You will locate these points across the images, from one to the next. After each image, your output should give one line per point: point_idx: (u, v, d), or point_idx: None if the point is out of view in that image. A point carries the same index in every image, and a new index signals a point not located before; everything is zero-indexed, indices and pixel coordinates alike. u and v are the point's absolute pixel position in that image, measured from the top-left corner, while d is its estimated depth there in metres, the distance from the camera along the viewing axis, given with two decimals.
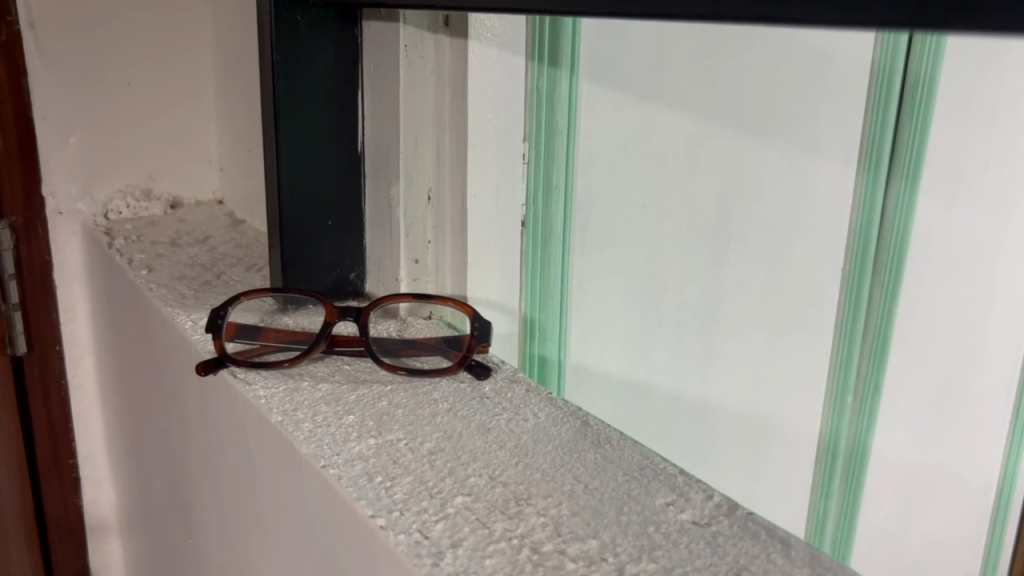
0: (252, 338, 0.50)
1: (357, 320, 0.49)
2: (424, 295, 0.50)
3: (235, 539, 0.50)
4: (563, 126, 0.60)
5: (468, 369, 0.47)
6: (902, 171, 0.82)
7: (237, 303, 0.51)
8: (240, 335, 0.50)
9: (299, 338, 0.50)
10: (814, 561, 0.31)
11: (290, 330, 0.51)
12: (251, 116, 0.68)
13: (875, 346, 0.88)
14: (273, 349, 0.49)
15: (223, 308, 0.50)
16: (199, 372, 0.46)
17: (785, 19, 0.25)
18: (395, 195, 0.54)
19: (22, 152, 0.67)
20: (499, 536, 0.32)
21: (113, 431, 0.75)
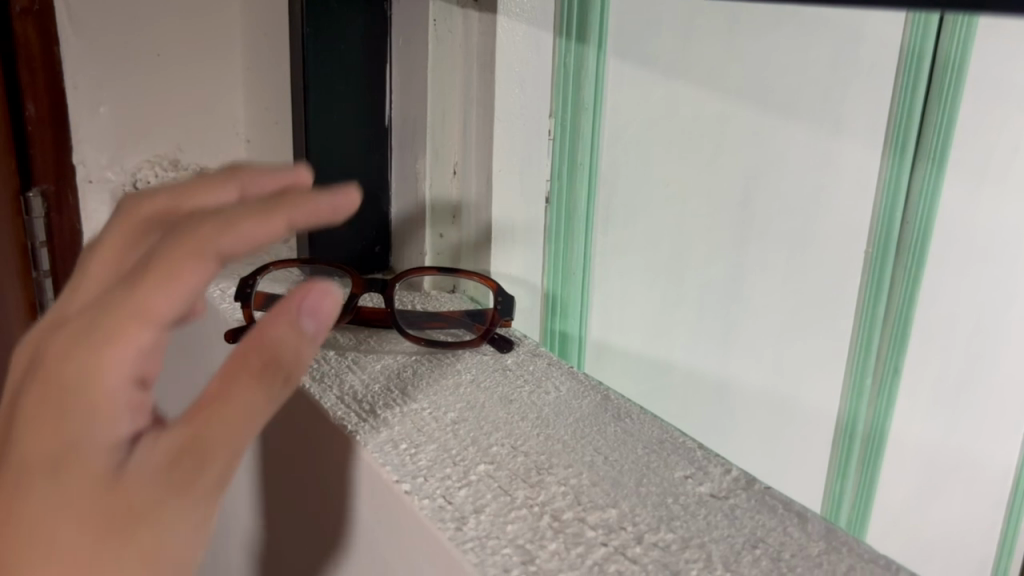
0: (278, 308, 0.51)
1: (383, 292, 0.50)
2: (447, 267, 0.51)
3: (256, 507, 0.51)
4: (590, 102, 0.60)
5: (491, 342, 0.48)
6: (929, 155, 0.81)
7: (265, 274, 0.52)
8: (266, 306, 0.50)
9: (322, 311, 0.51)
10: (830, 535, 0.32)
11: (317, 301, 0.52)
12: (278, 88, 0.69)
13: (896, 330, 0.88)
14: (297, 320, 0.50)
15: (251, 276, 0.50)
16: (226, 339, 0.47)
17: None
18: (421, 168, 0.55)
19: (54, 122, 0.66)
20: (521, 503, 0.33)
21: None
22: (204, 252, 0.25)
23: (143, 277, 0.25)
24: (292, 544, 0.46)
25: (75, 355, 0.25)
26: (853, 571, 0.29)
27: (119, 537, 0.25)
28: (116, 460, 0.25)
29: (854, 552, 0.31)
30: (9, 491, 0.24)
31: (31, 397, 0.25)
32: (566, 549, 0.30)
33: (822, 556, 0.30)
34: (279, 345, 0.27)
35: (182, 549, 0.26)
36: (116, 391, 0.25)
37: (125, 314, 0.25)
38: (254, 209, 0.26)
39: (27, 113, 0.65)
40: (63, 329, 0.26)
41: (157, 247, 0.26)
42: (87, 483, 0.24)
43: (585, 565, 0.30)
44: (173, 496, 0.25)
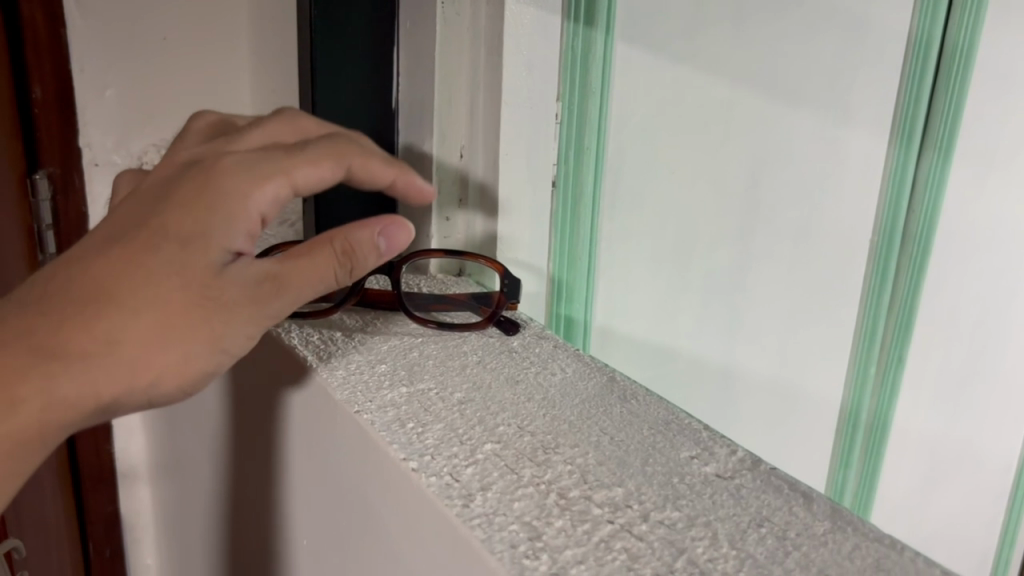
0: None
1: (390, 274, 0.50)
2: (453, 251, 0.51)
3: (267, 485, 0.52)
4: (597, 86, 0.60)
5: (498, 325, 0.48)
6: (935, 144, 0.81)
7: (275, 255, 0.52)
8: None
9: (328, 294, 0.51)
10: (835, 514, 0.32)
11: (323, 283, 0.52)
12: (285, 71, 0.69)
13: (901, 317, 0.87)
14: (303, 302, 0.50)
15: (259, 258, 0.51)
16: None
17: None
18: (428, 153, 0.54)
19: (62, 106, 0.66)
20: (527, 481, 0.33)
21: None
22: (342, 160, 0.37)
23: (296, 157, 0.36)
24: (301, 522, 0.47)
25: (228, 181, 0.35)
26: (858, 549, 0.30)
27: (206, 310, 0.35)
28: (225, 260, 0.35)
29: (859, 531, 0.31)
30: (149, 245, 0.34)
31: (186, 194, 0.35)
32: (572, 526, 0.31)
33: (827, 535, 0.30)
34: (360, 261, 0.37)
35: (232, 338, 0.36)
36: (247, 220, 0.35)
37: (269, 176, 0.35)
38: (387, 161, 0.39)
39: (35, 96, 0.64)
40: (221, 159, 0.36)
41: (309, 146, 0.37)
42: (199, 268, 0.34)
43: (592, 542, 0.30)
44: (250, 304, 0.35)
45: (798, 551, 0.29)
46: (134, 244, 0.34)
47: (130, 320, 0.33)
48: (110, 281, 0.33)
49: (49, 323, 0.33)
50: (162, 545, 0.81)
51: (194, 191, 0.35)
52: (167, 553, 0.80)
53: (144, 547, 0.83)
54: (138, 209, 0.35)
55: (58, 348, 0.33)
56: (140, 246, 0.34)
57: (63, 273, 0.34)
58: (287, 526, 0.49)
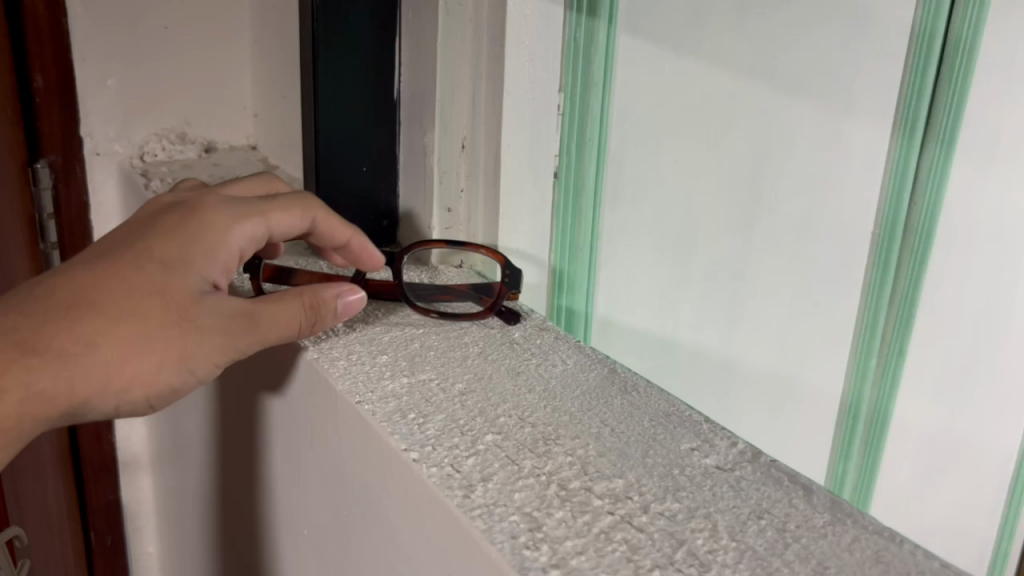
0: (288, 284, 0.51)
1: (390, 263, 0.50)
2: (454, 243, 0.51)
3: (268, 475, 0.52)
4: (600, 77, 0.60)
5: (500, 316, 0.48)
6: (937, 135, 0.81)
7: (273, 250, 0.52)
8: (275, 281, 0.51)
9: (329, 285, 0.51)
10: (834, 506, 0.32)
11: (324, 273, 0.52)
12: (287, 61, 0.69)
13: (902, 309, 0.87)
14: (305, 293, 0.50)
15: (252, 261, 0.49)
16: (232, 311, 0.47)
17: None
18: (430, 143, 0.55)
19: (64, 94, 0.66)
20: (528, 472, 0.33)
21: None
22: (309, 213, 0.44)
23: (272, 203, 0.43)
24: (302, 513, 0.47)
25: (212, 219, 0.41)
26: (857, 541, 0.30)
27: (184, 324, 0.38)
28: (206, 285, 0.40)
29: (859, 523, 0.31)
30: (136, 264, 0.38)
31: (171, 224, 0.40)
32: (572, 517, 0.31)
33: (826, 527, 0.30)
34: (321, 316, 0.42)
35: (205, 361, 0.39)
36: (226, 251, 0.41)
37: (247, 217, 0.42)
38: (341, 218, 0.46)
39: (37, 85, 0.64)
40: (203, 203, 0.42)
41: (281, 197, 0.44)
42: (182, 286, 0.38)
43: (592, 533, 0.30)
44: (225, 329, 0.39)
45: (797, 543, 0.30)
46: (123, 260, 0.38)
47: (111, 327, 0.36)
48: (106, 285, 0.37)
49: (38, 324, 0.36)
50: (162, 535, 0.81)
51: (177, 225, 0.40)
52: (167, 543, 0.80)
53: (145, 535, 0.83)
54: (123, 241, 0.40)
55: (42, 346, 0.35)
56: (126, 266, 0.38)
57: (51, 284, 0.37)
58: (288, 515, 0.49)
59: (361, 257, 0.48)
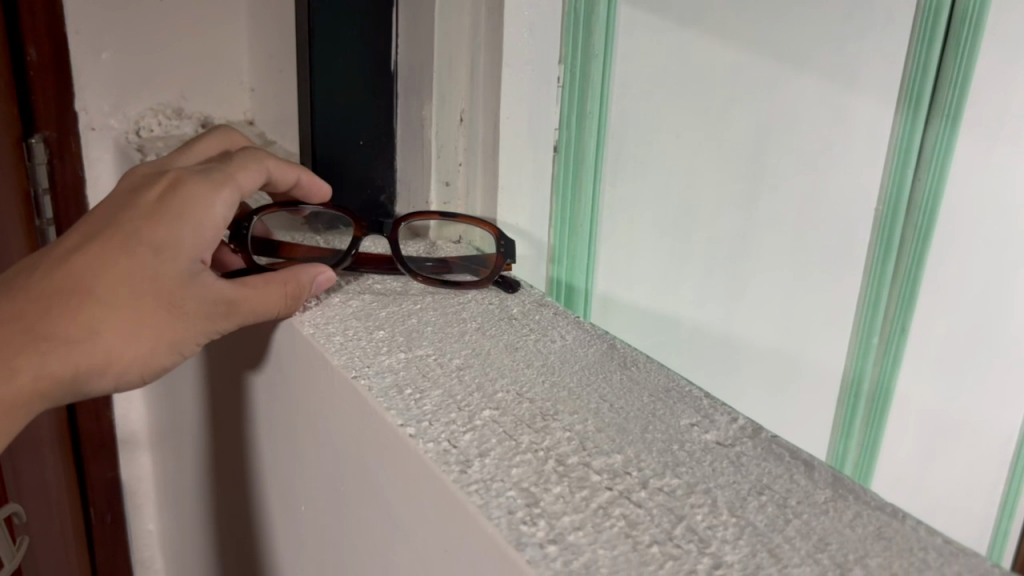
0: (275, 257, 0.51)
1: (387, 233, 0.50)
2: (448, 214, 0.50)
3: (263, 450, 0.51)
4: (600, 50, 0.59)
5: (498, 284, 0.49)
6: (943, 112, 0.80)
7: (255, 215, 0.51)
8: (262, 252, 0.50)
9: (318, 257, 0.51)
10: (836, 482, 0.31)
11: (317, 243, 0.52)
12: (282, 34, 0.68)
13: (905, 284, 0.86)
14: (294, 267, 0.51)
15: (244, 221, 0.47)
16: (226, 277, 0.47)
17: None
18: (428, 114, 0.55)
19: (58, 66, 0.64)
20: (526, 447, 0.33)
21: None
22: (261, 169, 0.44)
23: (234, 170, 0.43)
24: (296, 489, 0.46)
25: (190, 192, 0.40)
26: (859, 517, 0.29)
27: (175, 305, 0.39)
28: (194, 264, 0.40)
29: (861, 499, 0.30)
30: (123, 248, 0.38)
31: (151, 201, 0.40)
32: (570, 492, 0.30)
33: (828, 503, 0.30)
34: (300, 294, 0.43)
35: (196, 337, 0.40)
36: (209, 226, 0.40)
37: (221, 188, 0.41)
38: (284, 161, 0.46)
39: (30, 57, 0.63)
40: (178, 176, 0.41)
41: (236, 161, 0.43)
42: (171, 267, 0.39)
43: (590, 509, 0.29)
44: (213, 308, 0.40)
45: (798, 519, 0.29)
46: (112, 244, 0.38)
47: (107, 311, 0.37)
48: (105, 266, 0.38)
49: (41, 311, 0.37)
50: (162, 512, 0.81)
51: (157, 202, 0.40)
52: (166, 521, 0.80)
53: (144, 512, 0.83)
54: (108, 218, 0.40)
55: (48, 332, 0.37)
56: (116, 247, 0.38)
57: (50, 266, 0.38)
58: (284, 488, 0.49)
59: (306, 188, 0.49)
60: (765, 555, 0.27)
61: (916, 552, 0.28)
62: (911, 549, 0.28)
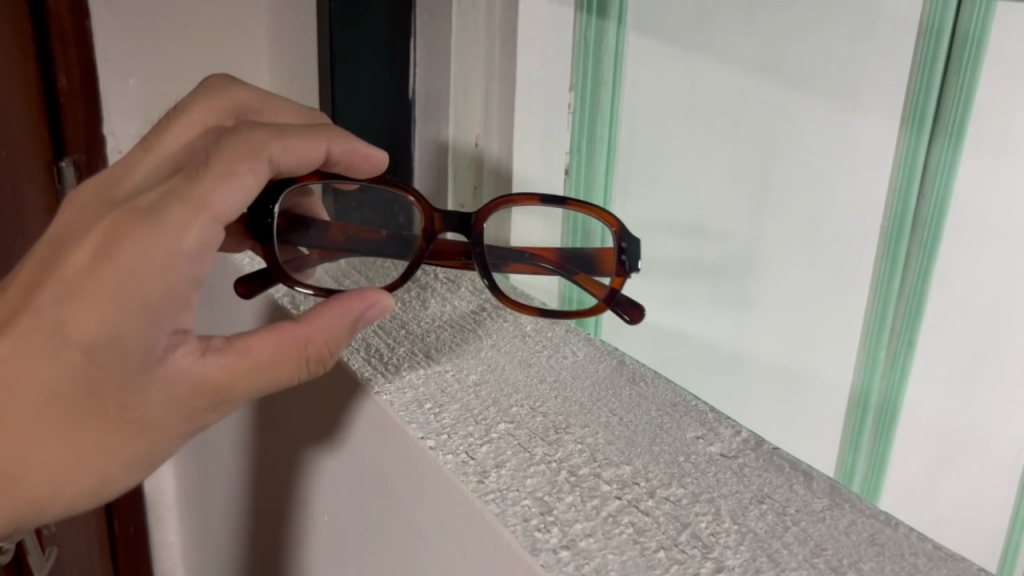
0: (325, 244, 0.48)
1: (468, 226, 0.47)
2: (554, 199, 0.48)
3: (280, 465, 0.53)
4: (609, 77, 0.62)
5: (613, 310, 0.48)
6: (946, 130, 0.77)
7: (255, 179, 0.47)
8: (309, 240, 0.47)
9: (371, 241, 0.50)
10: (833, 492, 0.33)
11: (363, 227, 0.50)
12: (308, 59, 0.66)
13: (912, 299, 0.85)
14: (340, 253, 0.50)
15: (272, 200, 0.44)
16: (240, 296, 0.45)
17: None
18: (445, 137, 0.60)
19: (88, 95, 0.65)
20: (539, 459, 0.35)
21: None
22: (260, 163, 0.37)
23: (200, 188, 0.35)
24: (318, 503, 0.49)
25: (126, 253, 0.33)
26: (855, 524, 0.31)
27: (130, 408, 0.35)
28: (148, 358, 0.34)
29: (857, 507, 0.32)
30: (47, 349, 0.33)
31: (81, 265, 0.34)
32: (581, 501, 0.32)
33: (825, 511, 0.32)
34: (325, 359, 0.39)
35: (172, 429, 0.37)
36: (154, 301, 0.33)
37: (167, 241, 0.33)
38: (279, 137, 0.39)
39: (60, 85, 0.64)
40: (115, 220, 0.35)
41: (216, 165, 0.36)
42: (116, 368, 0.34)
43: (600, 517, 0.31)
44: (188, 397, 0.36)
45: (797, 526, 0.31)
46: (29, 352, 0.34)
47: (39, 444, 0.35)
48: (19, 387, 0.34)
49: None
50: (183, 526, 0.82)
51: (88, 266, 0.34)
52: (187, 535, 0.82)
53: (165, 526, 0.84)
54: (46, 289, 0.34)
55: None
56: (37, 355, 0.34)
57: None
58: (309, 510, 0.50)
59: (355, 166, 0.45)
60: (764, 558, 0.29)
61: (907, 556, 0.29)
62: (903, 554, 0.29)
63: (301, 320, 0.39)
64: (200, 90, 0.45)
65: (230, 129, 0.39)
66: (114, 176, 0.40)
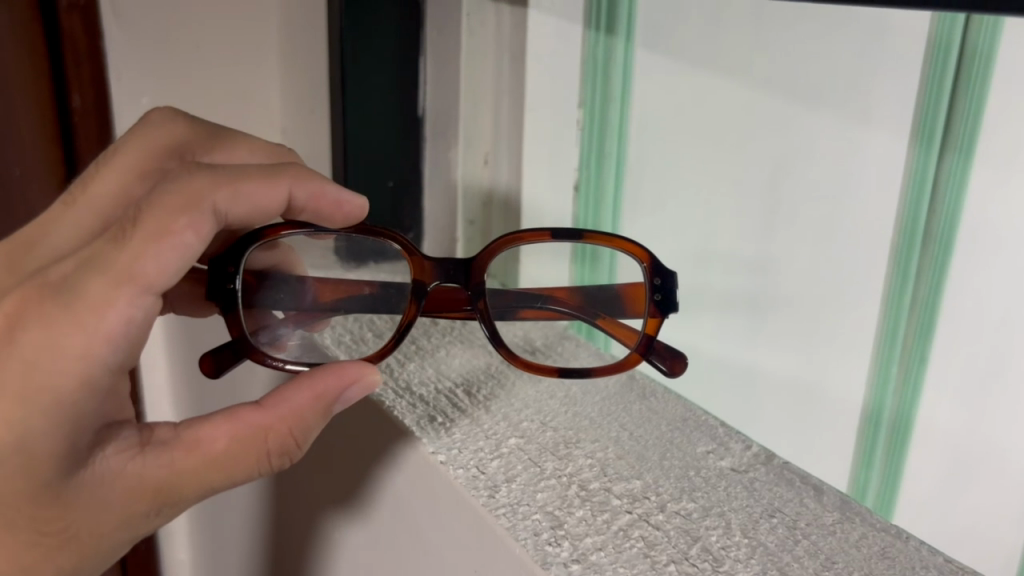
0: (303, 306, 0.50)
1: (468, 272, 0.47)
2: (567, 232, 0.48)
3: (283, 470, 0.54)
4: (617, 94, 0.66)
5: (648, 359, 0.45)
6: (957, 146, 0.69)
7: (222, 234, 0.50)
8: (282, 303, 0.49)
9: (352, 298, 0.51)
10: (842, 505, 0.36)
11: (341, 285, 0.51)
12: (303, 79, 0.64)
13: (923, 317, 0.75)
14: (325, 314, 0.51)
15: (234, 260, 0.45)
16: (208, 374, 0.44)
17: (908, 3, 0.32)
18: (454, 158, 0.65)
19: (101, 115, 0.67)
20: (550, 474, 0.37)
21: (177, 401, 0.76)
22: (202, 218, 0.37)
23: (126, 256, 0.34)
24: (320, 502, 0.50)
25: (33, 341, 0.33)
26: (864, 538, 0.34)
27: (51, 514, 0.36)
28: (70, 464, 0.36)
29: (866, 521, 0.35)
30: None
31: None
32: (592, 515, 0.34)
33: (834, 525, 0.34)
34: (280, 445, 0.40)
35: (104, 532, 0.38)
36: (65, 397, 0.34)
37: (85, 327, 0.34)
38: (219, 183, 0.39)
39: (74, 105, 0.66)
40: (23, 296, 0.35)
41: (146, 224, 0.35)
42: (25, 478, 0.35)
43: (611, 531, 0.33)
44: (125, 498, 0.37)
45: (807, 540, 0.33)
46: None
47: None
48: None
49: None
50: (194, 546, 0.83)
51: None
52: (198, 555, 0.82)
53: (175, 545, 0.85)
54: None
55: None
56: None
57: None
58: (324, 533, 0.51)
59: (327, 213, 0.45)
60: (774, 571, 0.31)
61: (918, 568, 0.32)
62: (913, 568, 0.32)
63: (265, 405, 0.40)
64: (134, 133, 0.46)
65: (173, 177, 0.38)
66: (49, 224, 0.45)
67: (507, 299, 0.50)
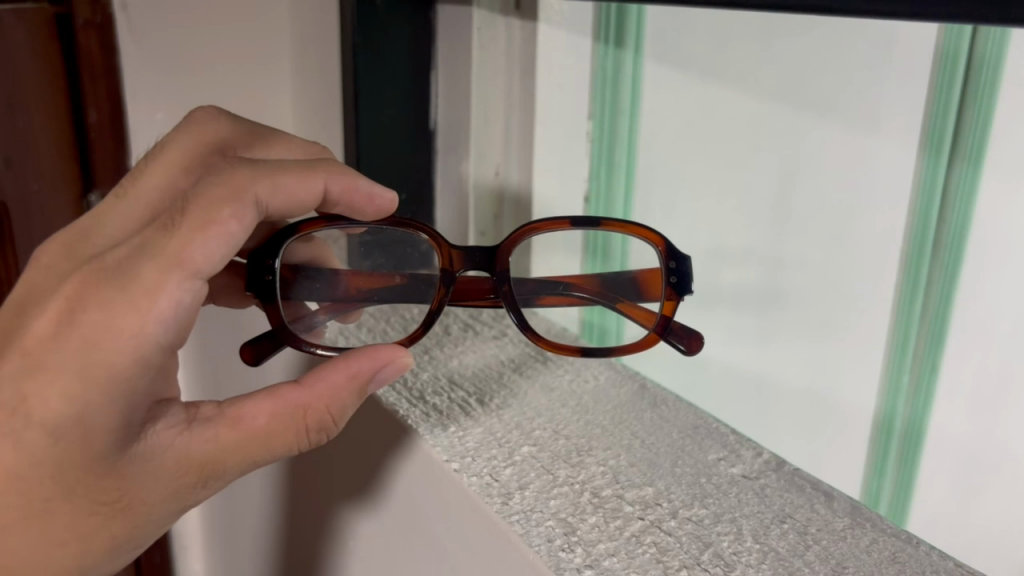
0: (336, 297, 0.50)
1: (490, 260, 0.48)
2: (586, 220, 0.48)
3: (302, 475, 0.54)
4: (626, 106, 0.70)
5: (667, 339, 0.48)
6: (967, 155, 0.65)
7: (262, 229, 0.51)
8: (317, 293, 0.49)
9: (384, 289, 0.51)
10: (852, 511, 0.36)
11: (376, 278, 0.51)
12: (317, 89, 0.65)
13: (936, 326, 0.70)
14: (359, 303, 0.51)
15: (272, 253, 0.46)
16: (247, 362, 0.45)
17: (908, 14, 0.32)
18: (465, 169, 0.66)
19: (116, 131, 0.66)
20: (563, 481, 0.38)
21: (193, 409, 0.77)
22: (244, 207, 0.37)
23: (174, 243, 0.35)
24: (334, 509, 0.51)
25: (90, 323, 0.35)
26: (875, 543, 0.34)
27: (106, 485, 0.37)
28: (123, 438, 0.36)
29: (877, 527, 0.35)
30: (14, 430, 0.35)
31: (39, 332, 0.36)
32: (605, 522, 0.35)
33: (845, 530, 0.35)
34: (320, 420, 0.40)
35: (156, 503, 0.38)
36: (117, 377, 0.34)
37: (139, 308, 0.34)
38: (262, 175, 0.40)
39: (90, 119, 0.66)
40: (82, 282, 0.36)
41: (195, 213, 0.36)
42: (82, 453, 0.36)
43: (623, 537, 0.34)
44: (175, 472, 0.38)
45: (817, 545, 0.34)
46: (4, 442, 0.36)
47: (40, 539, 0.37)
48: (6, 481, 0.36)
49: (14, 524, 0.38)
50: (209, 554, 0.83)
51: (48, 338, 0.35)
52: (213, 563, 0.82)
53: (190, 554, 0.85)
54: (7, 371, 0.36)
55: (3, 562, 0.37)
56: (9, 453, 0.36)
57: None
58: (338, 538, 0.51)
59: (360, 206, 0.45)
60: None
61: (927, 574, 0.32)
62: (922, 571, 0.32)
63: (304, 384, 0.40)
64: (179, 129, 0.46)
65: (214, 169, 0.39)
66: (99, 217, 0.44)
67: (530, 287, 0.51)
